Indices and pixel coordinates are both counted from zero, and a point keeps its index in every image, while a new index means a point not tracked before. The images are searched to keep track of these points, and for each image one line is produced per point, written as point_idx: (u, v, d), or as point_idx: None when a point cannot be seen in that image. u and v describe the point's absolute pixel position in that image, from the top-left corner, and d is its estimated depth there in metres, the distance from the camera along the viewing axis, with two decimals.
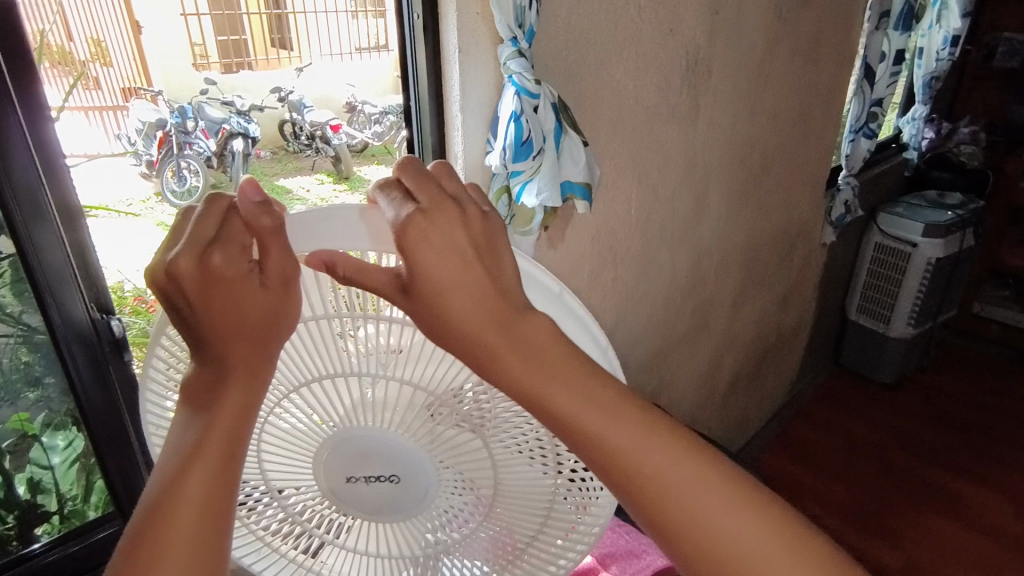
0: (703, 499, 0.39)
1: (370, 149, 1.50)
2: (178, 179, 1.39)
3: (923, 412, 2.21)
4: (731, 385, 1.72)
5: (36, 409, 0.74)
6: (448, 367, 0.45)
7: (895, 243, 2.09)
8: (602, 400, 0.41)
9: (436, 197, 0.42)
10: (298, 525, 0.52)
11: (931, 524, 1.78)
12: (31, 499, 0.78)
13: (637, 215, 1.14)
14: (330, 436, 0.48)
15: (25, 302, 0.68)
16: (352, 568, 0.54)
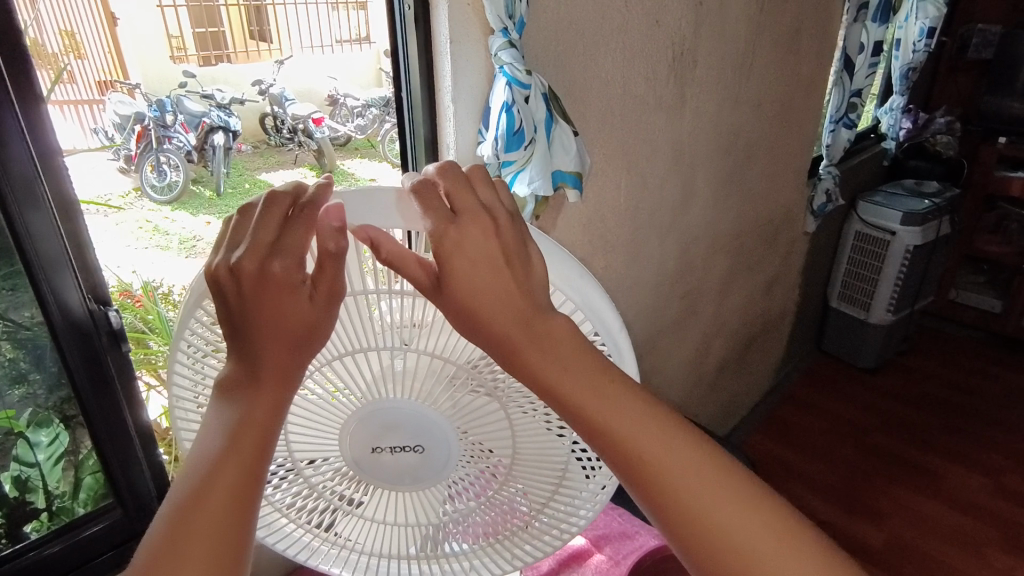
0: (708, 496, 0.41)
1: (350, 144, 1.96)
2: (158, 173, 1.69)
3: (902, 395, 2.26)
4: (718, 370, 1.75)
5: (21, 406, 0.74)
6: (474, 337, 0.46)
7: (875, 230, 2.13)
8: (609, 392, 0.42)
9: (473, 207, 0.42)
10: (319, 496, 0.53)
11: (912, 503, 1.83)
12: (19, 497, 0.77)
13: (626, 204, 1.15)
14: (356, 409, 0.49)
15: (10, 299, 0.68)
16: (366, 537, 0.55)
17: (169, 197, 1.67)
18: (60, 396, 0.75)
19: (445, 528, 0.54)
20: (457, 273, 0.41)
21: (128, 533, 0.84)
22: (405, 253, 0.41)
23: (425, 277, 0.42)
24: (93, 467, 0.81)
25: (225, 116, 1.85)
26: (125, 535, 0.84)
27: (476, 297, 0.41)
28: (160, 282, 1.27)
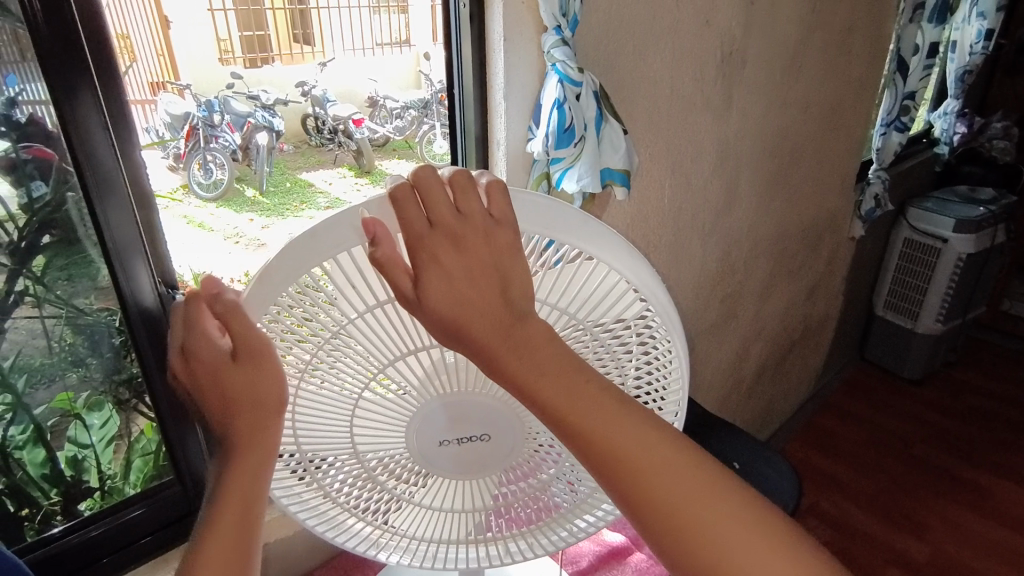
0: (686, 496, 0.42)
1: (389, 145, 2.03)
2: (206, 172, 1.67)
3: (949, 408, 2.19)
4: (758, 375, 1.72)
5: (78, 388, 0.76)
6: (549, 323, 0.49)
7: (924, 237, 2.07)
8: (587, 390, 0.44)
9: (448, 215, 0.43)
10: (378, 490, 0.54)
11: (958, 518, 1.77)
12: (74, 476, 0.79)
13: (670, 203, 1.15)
14: (420, 405, 0.50)
15: (77, 284, 0.72)
16: (422, 524, 0.57)
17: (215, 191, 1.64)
18: (116, 379, 0.78)
19: (504, 507, 0.56)
20: (437, 283, 0.42)
21: (179, 511, 0.86)
22: (394, 263, 0.42)
23: (407, 284, 0.43)
24: (144, 450, 0.84)
25: (270, 117, 1.90)
26: (176, 514, 0.85)
27: (460, 309, 0.42)
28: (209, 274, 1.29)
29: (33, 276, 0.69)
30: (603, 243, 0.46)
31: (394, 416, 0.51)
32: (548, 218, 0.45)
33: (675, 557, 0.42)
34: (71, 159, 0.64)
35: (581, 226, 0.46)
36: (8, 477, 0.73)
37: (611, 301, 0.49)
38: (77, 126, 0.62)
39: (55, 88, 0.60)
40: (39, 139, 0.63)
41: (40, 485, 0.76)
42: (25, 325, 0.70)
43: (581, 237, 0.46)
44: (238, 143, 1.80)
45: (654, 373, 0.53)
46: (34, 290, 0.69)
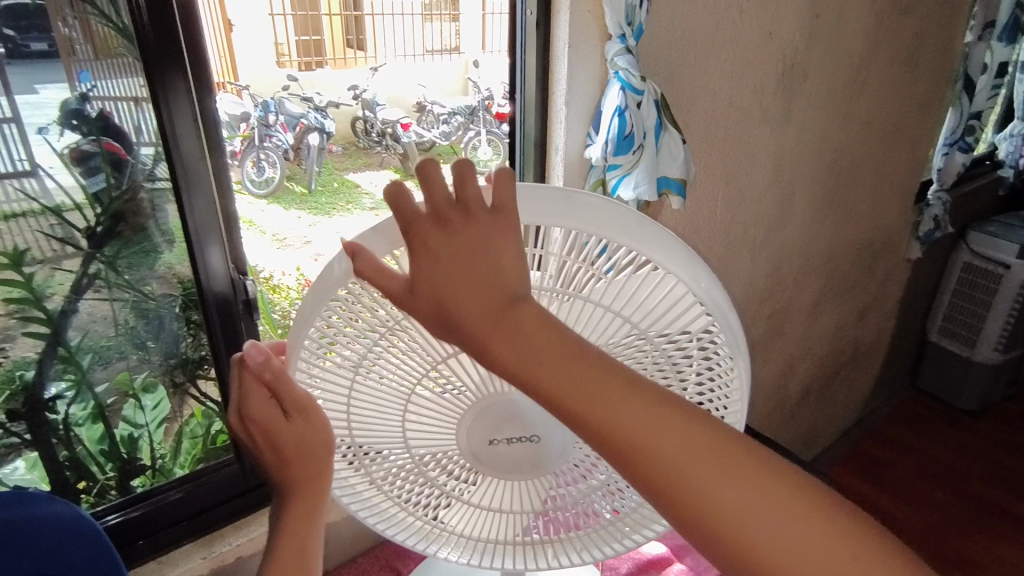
0: (738, 500, 0.39)
1: (434, 149, 1.94)
2: (258, 169, 1.65)
3: (1005, 442, 2.10)
4: (802, 395, 1.69)
5: (136, 370, 0.79)
6: (604, 330, 0.50)
7: (986, 263, 2.00)
8: (616, 386, 0.41)
9: (447, 213, 0.42)
10: (430, 487, 0.56)
11: (1012, 557, 1.69)
12: (128, 453, 0.82)
13: (722, 216, 1.14)
14: (473, 403, 0.52)
15: (142, 270, 0.75)
16: (472, 524, 0.58)
17: (264, 192, 1.59)
18: (173, 363, 0.82)
19: (552, 510, 0.58)
20: (422, 274, 0.42)
21: (235, 490, 0.88)
22: (380, 261, 0.43)
23: (394, 281, 0.43)
24: (193, 433, 0.87)
25: (321, 119, 1.89)
26: (235, 491, 0.88)
27: (444, 296, 0.42)
28: (261, 267, 1.28)
29: (105, 259, 0.72)
30: (668, 253, 0.47)
31: (446, 408, 0.52)
32: (611, 223, 0.46)
33: (720, 555, 0.40)
34: (163, 148, 0.69)
35: (641, 231, 0.46)
36: (70, 450, 0.77)
37: (677, 313, 0.49)
38: (169, 117, 0.67)
39: (150, 78, 0.65)
40: (110, 135, 0.68)
41: (97, 460, 0.79)
42: (93, 309, 0.73)
43: (645, 242, 0.46)
44: (290, 144, 1.75)
45: (716, 383, 0.53)
46: (105, 274, 0.73)
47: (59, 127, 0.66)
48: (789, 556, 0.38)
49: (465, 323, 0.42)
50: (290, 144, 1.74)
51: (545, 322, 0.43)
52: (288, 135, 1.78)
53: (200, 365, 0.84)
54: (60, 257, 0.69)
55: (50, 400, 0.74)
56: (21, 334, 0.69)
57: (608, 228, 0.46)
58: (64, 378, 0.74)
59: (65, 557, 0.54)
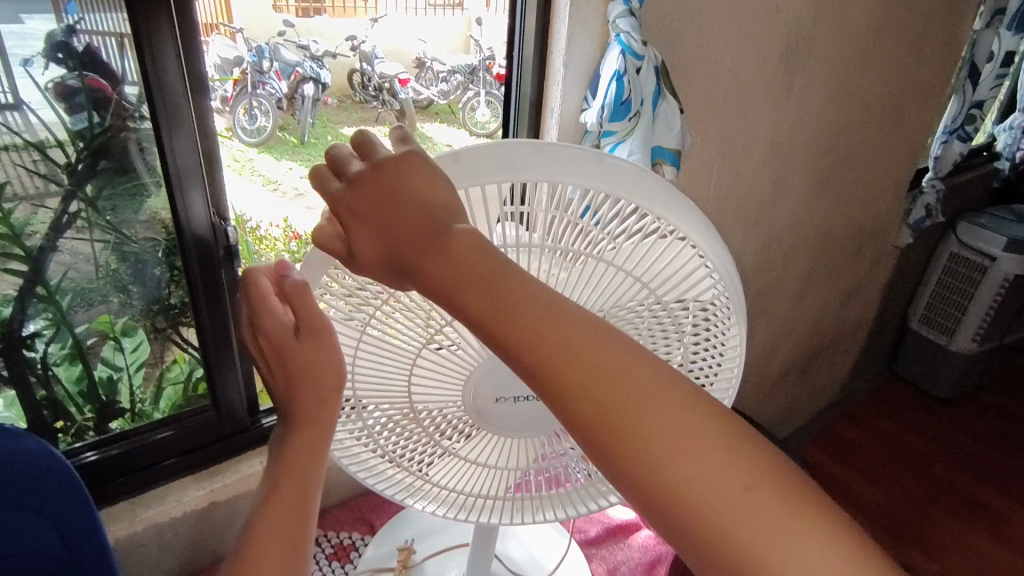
0: (664, 445, 0.36)
1: (428, 106, 1.74)
2: (250, 118, 1.42)
3: (973, 428, 2.16)
4: (781, 374, 1.71)
5: (117, 313, 0.78)
6: (609, 289, 0.49)
7: (972, 254, 2.01)
8: (540, 313, 0.39)
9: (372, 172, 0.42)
10: (427, 443, 0.56)
11: (969, 539, 1.76)
12: (108, 396, 0.81)
13: (715, 191, 1.13)
14: (482, 362, 0.51)
15: (125, 213, 0.73)
16: (461, 478, 0.59)
17: (258, 141, 1.42)
18: (153, 309, 0.81)
19: (541, 467, 0.59)
20: (364, 230, 0.42)
21: (219, 433, 0.88)
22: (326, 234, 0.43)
23: (340, 248, 0.43)
24: (174, 379, 0.86)
25: (318, 68, 1.65)
26: (215, 434, 0.88)
27: (384, 245, 0.41)
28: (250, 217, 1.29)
29: (86, 199, 0.71)
30: (679, 212, 0.46)
31: (448, 372, 0.52)
32: (631, 187, 0.45)
33: (653, 510, 0.37)
34: (145, 87, 0.66)
35: (656, 190, 0.46)
36: (48, 390, 0.76)
37: (681, 270, 0.49)
38: (153, 56, 0.65)
39: (135, 15, 0.62)
40: (94, 71, 0.65)
41: (76, 401, 0.79)
42: (73, 248, 0.72)
43: (656, 198, 0.46)
44: (283, 92, 1.58)
45: (711, 341, 0.53)
46: (86, 213, 0.71)
47: (45, 59, 0.64)
48: (719, 505, 0.35)
49: (405, 260, 0.41)
50: (283, 93, 1.57)
51: (473, 244, 0.40)
52: (282, 84, 1.59)
53: (182, 313, 0.82)
54: (43, 195, 0.68)
55: (28, 337, 0.73)
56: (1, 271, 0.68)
57: (626, 193, 0.45)
58: (41, 316, 0.73)
59: (37, 491, 0.54)
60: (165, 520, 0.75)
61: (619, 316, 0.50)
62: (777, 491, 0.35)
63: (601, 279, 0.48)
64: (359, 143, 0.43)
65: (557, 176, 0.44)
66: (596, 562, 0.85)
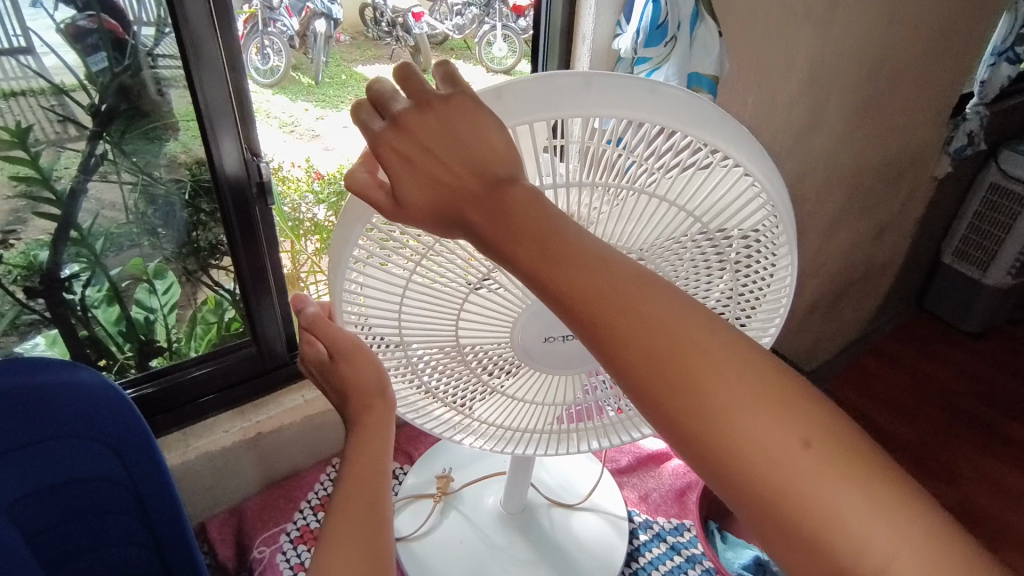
0: (718, 395, 0.36)
1: (446, 43, 1.62)
2: (261, 56, 1.34)
3: (1001, 362, 2.14)
4: (809, 310, 1.69)
5: (149, 256, 0.79)
6: (656, 223, 0.47)
7: (1013, 184, 1.94)
8: (589, 262, 0.38)
9: (420, 116, 0.40)
10: (472, 382, 0.56)
11: (992, 470, 1.78)
12: (145, 336, 0.83)
13: (750, 122, 1.09)
14: (532, 302, 0.50)
15: (148, 156, 0.73)
16: (504, 414, 0.60)
17: (272, 81, 1.32)
18: (184, 251, 0.81)
19: (584, 403, 0.60)
20: (409, 178, 0.39)
21: (254, 370, 0.88)
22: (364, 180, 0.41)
23: (383, 196, 0.40)
24: (206, 319, 0.87)
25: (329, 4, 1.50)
26: (251, 372, 0.88)
27: (436, 198, 0.40)
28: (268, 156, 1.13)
29: (111, 141, 0.70)
30: (730, 139, 0.44)
31: (493, 313, 0.51)
32: (683, 117, 0.42)
33: (703, 461, 0.36)
34: (170, 20, 0.65)
35: (709, 120, 0.43)
36: (90, 330, 0.79)
37: (732, 200, 0.47)
38: None
39: None
40: (107, 11, 0.64)
41: (116, 340, 0.81)
42: (101, 190, 0.72)
43: (709, 127, 0.43)
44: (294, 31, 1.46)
45: (759, 265, 0.52)
46: (112, 154, 0.71)
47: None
48: (772, 458, 0.35)
49: (459, 217, 0.40)
50: (295, 31, 1.45)
51: (531, 202, 0.39)
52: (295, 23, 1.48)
53: (212, 254, 0.83)
54: (64, 139, 0.68)
55: (67, 279, 0.75)
56: (34, 216, 0.70)
57: (680, 124, 0.42)
58: (75, 258, 0.74)
59: (93, 420, 0.56)
60: (215, 448, 0.77)
61: (667, 248, 0.49)
62: (837, 444, 0.35)
63: (649, 213, 0.46)
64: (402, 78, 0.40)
65: (608, 110, 0.41)
66: (627, 489, 0.87)
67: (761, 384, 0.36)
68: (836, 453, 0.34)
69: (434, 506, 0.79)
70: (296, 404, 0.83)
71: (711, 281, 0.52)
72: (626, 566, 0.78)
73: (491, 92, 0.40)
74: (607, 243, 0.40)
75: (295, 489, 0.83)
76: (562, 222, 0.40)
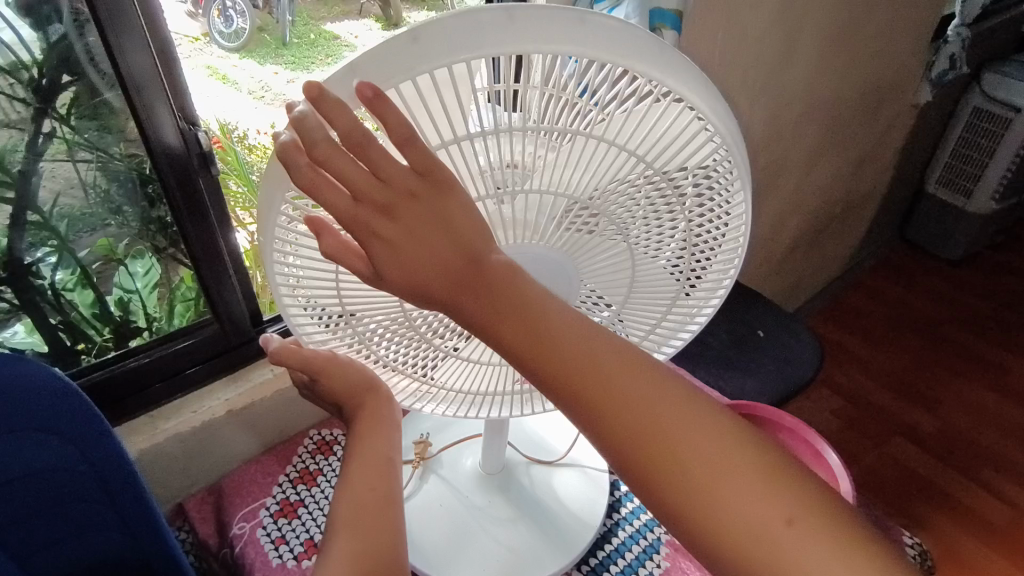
0: (699, 467, 0.39)
1: None
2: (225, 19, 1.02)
3: (984, 288, 2.15)
4: (791, 248, 1.68)
5: (118, 235, 0.76)
6: (595, 170, 0.41)
7: (995, 106, 1.91)
8: (576, 342, 0.41)
9: (383, 185, 0.36)
10: (422, 345, 0.54)
11: (974, 393, 1.81)
12: (122, 317, 0.81)
13: (722, 56, 1.05)
14: None
15: (108, 133, 0.69)
16: (463, 375, 0.57)
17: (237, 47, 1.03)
18: (153, 228, 0.77)
19: None
20: (390, 259, 0.37)
21: (225, 346, 0.85)
22: (343, 251, 0.38)
23: (365, 266, 0.38)
24: (184, 296, 0.83)
25: None
26: (224, 348, 0.85)
27: (416, 273, 0.38)
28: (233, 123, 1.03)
29: (59, 117, 0.67)
30: (674, 74, 0.39)
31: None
32: (618, 47, 0.37)
33: (679, 524, 0.40)
34: None
35: (648, 50, 0.38)
36: (65, 315, 0.76)
37: (682, 143, 0.42)
38: None
39: None
40: None
41: (94, 323, 0.79)
42: (57, 169, 0.69)
43: (643, 58, 0.38)
44: None
45: (712, 215, 0.48)
46: (63, 132, 0.68)
47: None
48: (745, 528, 0.38)
49: (449, 301, 0.39)
50: None
51: (517, 281, 0.40)
52: None
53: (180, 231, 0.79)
54: (25, 121, 0.65)
55: (33, 264, 0.72)
56: None
57: (615, 54, 0.37)
58: (44, 243, 0.72)
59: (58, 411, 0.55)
60: (184, 430, 0.77)
61: (614, 200, 0.44)
62: (809, 511, 0.39)
63: (591, 158, 0.41)
64: (312, 99, 0.33)
65: (530, 38, 0.36)
66: None
67: (750, 467, 0.40)
68: (807, 523, 0.38)
69: (414, 471, 0.79)
70: (266, 379, 0.83)
71: (661, 236, 0.48)
72: (607, 518, 0.78)
73: (378, 49, 0.35)
74: (592, 321, 0.42)
75: (273, 463, 0.82)
76: (548, 302, 0.41)
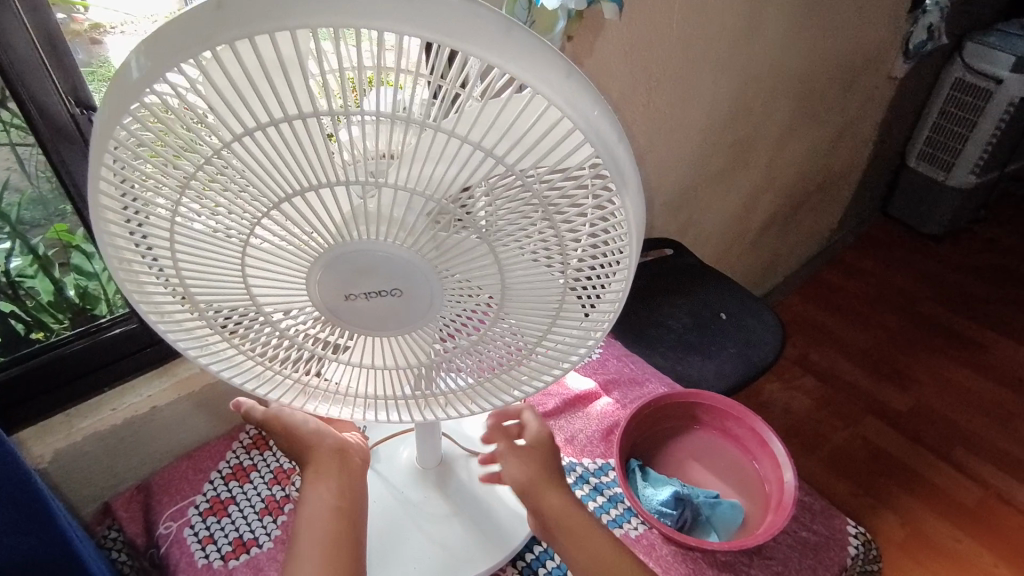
0: None
1: None
2: None
3: (964, 263, 2.13)
4: (764, 227, 1.65)
5: (72, 220, 0.75)
6: (454, 162, 0.37)
7: (976, 78, 1.86)
8: (590, 524, 0.60)
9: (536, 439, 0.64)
10: (295, 347, 0.50)
11: (947, 370, 1.79)
12: (81, 304, 0.80)
13: (679, 29, 1.00)
14: (319, 252, 0.42)
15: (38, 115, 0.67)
16: (353, 378, 0.54)
17: None
18: None
19: (436, 367, 0.52)
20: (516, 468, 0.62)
21: None
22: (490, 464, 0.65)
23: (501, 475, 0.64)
24: None
25: None
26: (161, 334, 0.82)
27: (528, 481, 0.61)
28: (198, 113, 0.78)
29: None
30: (535, 64, 0.33)
31: (288, 259, 0.43)
32: (457, 25, 0.32)
33: None
34: None
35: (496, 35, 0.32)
36: (17, 303, 0.76)
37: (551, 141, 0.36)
38: None
39: None
40: None
41: (50, 312, 0.79)
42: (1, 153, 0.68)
43: (497, 37, 0.32)
44: None
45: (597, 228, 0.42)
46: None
47: None
48: None
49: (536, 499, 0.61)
50: None
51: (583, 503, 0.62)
52: None
53: None
54: None
55: None
56: None
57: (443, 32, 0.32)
58: None
59: None
60: (102, 428, 0.75)
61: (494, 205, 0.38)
62: None
63: (445, 147, 0.36)
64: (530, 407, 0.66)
65: None
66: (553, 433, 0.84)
67: None
68: None
69: None
70: (193, 373, 0.81)
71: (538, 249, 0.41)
72: None
73: (185, 20, 0.32)
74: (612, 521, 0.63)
75: (204, 459, 0.80)
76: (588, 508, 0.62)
